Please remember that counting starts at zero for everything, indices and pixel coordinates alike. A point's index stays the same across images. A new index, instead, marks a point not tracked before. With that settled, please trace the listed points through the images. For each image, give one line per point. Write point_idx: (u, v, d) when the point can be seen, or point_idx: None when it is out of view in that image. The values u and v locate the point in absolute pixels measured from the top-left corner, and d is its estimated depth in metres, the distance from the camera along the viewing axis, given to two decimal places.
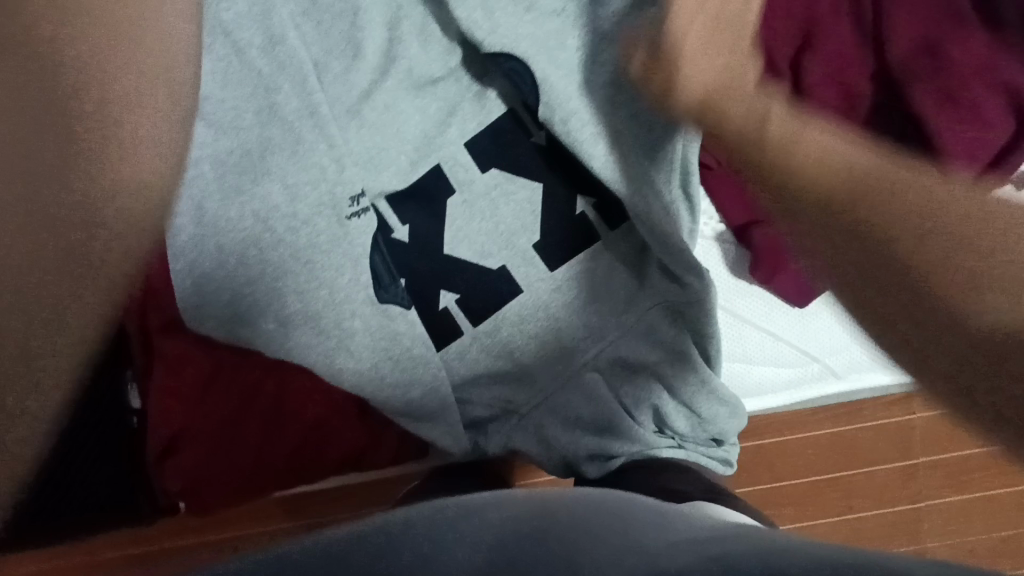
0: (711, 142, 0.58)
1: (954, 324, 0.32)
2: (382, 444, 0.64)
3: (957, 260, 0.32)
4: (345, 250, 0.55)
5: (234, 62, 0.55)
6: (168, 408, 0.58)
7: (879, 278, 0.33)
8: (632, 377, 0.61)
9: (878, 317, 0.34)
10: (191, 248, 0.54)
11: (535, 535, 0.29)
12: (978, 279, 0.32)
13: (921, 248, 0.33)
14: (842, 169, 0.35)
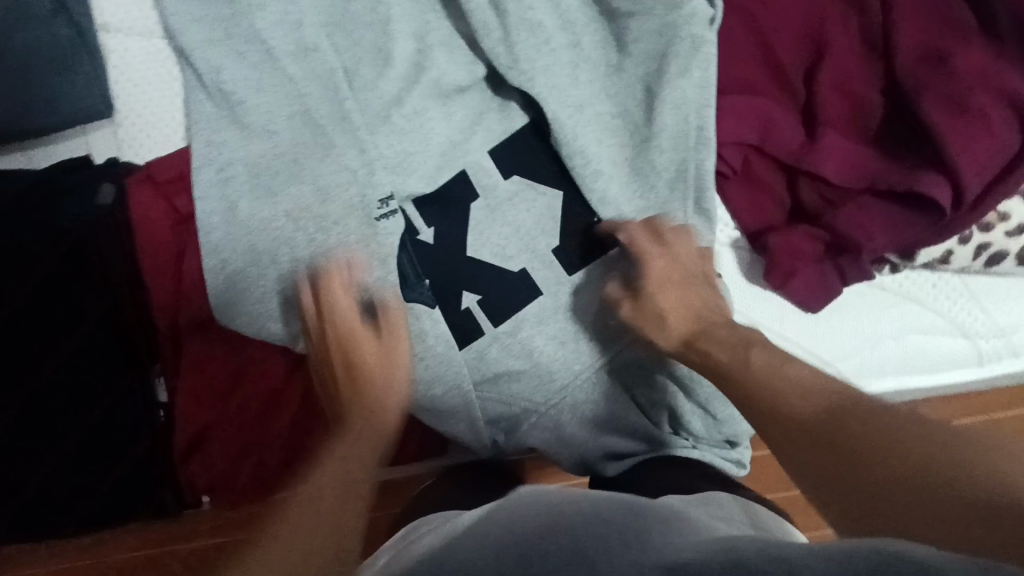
0: (728, 152, 0.60)
1: (847, 467, 0.37)
2: (406, 443, 0.69)
3: (870, 429, 0.38)
4: (373, 250, 0.57)
5: (268, 69, 0.58)
6: (196, 404, 0.62)
7: (820, 421, 0.40)
8: (646, 379, 0.64)
9: (796, 444, 0.41)
10: (225, 246, 0.57)
11: (545, 540, 0.35)
12: (878, 447, 0.37)
13: (844, 433, 0.39)
14: (813, 389, 0.42)
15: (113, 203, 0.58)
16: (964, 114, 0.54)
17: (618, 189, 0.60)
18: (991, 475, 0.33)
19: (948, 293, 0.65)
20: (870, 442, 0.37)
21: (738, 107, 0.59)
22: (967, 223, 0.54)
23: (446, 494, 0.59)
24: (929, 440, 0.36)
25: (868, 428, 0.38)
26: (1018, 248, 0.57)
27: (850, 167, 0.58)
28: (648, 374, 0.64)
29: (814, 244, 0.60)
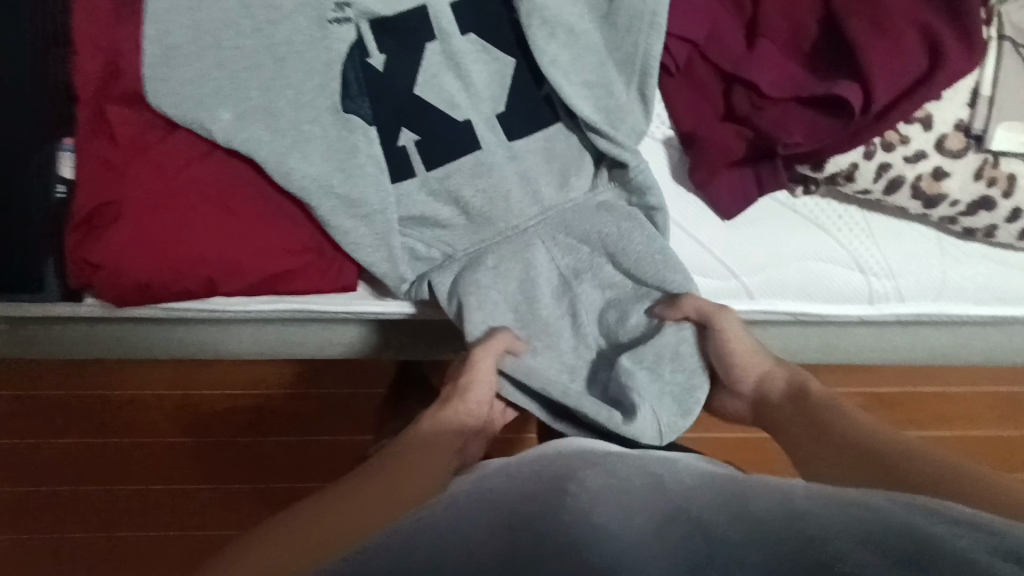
0: (674, 47, 0.64)
1: (893, 465, 0.45)
2: (327, 274, 0.63)
3: (919, 453, 0.45)
4: (322, 53, 0.58)
5: None
6: (103, 177, 0.57)
7: (872, 444, 0.48)
8: (574, 250, 0.65)
9: (843, 456, 0.49)
10: (168, 18, 0.57)
11: (538, 518, 0.37)
12: (918, 461, 0.45)
13: (885, 452, 0.47)
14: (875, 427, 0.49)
15: None
16: (886, 37, 0.59)
17: (562, 67, 0.62)
18: (970, 471, 0.43)
19: (849, 224, 0.69)
20: (886, 448, 0.47)
21: (690, 5, 0.63)
22: (871, 132, 0.60)
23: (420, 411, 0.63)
24: (910, 448, 0.46)
25: (871, 438, 0.48)
26: (914, 178, 0.63)
27: (781, 77, 0.62)
28: (578, 243, 0.65)
29: (738, 147, 0.64)
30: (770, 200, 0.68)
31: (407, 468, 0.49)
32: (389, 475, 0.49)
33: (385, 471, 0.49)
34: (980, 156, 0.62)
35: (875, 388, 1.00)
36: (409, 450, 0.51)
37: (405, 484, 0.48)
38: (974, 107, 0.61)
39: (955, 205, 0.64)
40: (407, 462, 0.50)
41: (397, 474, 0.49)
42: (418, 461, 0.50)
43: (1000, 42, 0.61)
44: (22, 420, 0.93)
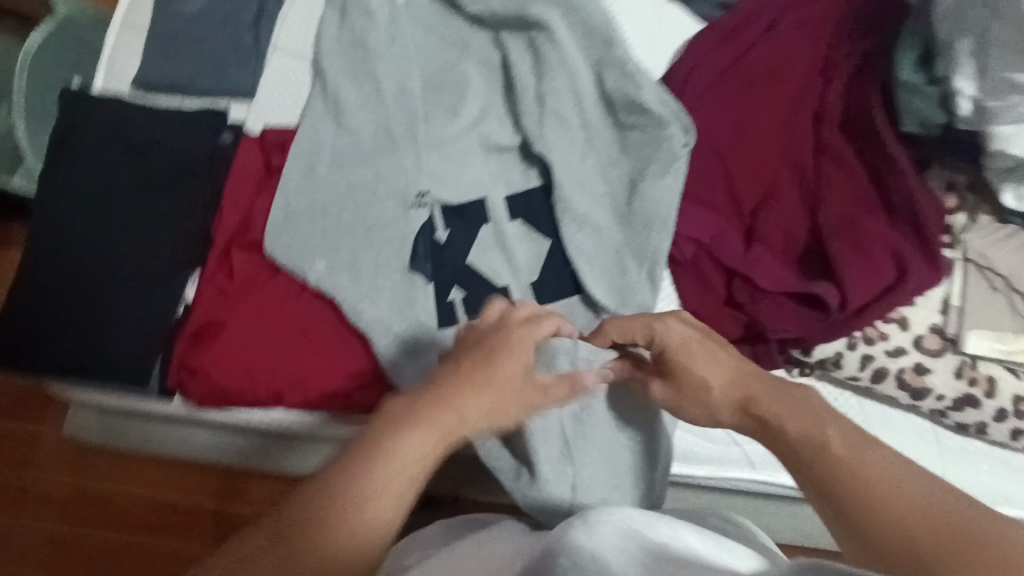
0: (682, 243, 0.78)
1: (824, 461, 0.47)
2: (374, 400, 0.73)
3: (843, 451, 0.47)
4: (401, 225, 0.75)
5: (371, 100, 0.81)
6: (218, 303, 0.73)
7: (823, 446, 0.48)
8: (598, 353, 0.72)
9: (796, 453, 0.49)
10: (295, 192, 0.76)
11: None
12: (853, 448, 0.47)
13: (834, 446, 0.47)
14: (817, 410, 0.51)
15: (230, 145, 0.79)
16: (860, 250, 0.72)
17: (583, 250, 0.77)
18: (894, 484, 0.44)
19: (844, 405, 0.75)
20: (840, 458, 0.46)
21: (696, 213, 0.78)
22: (851, 327, 0.70)
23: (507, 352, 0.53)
24: (851, 463, 0.46)
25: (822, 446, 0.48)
26: (897, 371, 0.70)
27: (773, 274, 0.74)
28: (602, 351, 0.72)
29: (734, 328, 0.75)
30: (770, 376, 0.76)
31: (445, 417, 0.49)
32: (426, 411, 0.49)
33: (421, 411, 0.49)
34: (958, 358, 0.70)
35: None
36: (462, 389, 0.51)
37: (440, 435, 0.49)
38: (947, 314, 0.70)
39: (941, 399, 0.70)
40: (451, 417, 0.50)
41: (440, 415, 0.49)
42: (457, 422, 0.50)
43: (964, 264, 0.72)
44: (76, 514, 1.01)
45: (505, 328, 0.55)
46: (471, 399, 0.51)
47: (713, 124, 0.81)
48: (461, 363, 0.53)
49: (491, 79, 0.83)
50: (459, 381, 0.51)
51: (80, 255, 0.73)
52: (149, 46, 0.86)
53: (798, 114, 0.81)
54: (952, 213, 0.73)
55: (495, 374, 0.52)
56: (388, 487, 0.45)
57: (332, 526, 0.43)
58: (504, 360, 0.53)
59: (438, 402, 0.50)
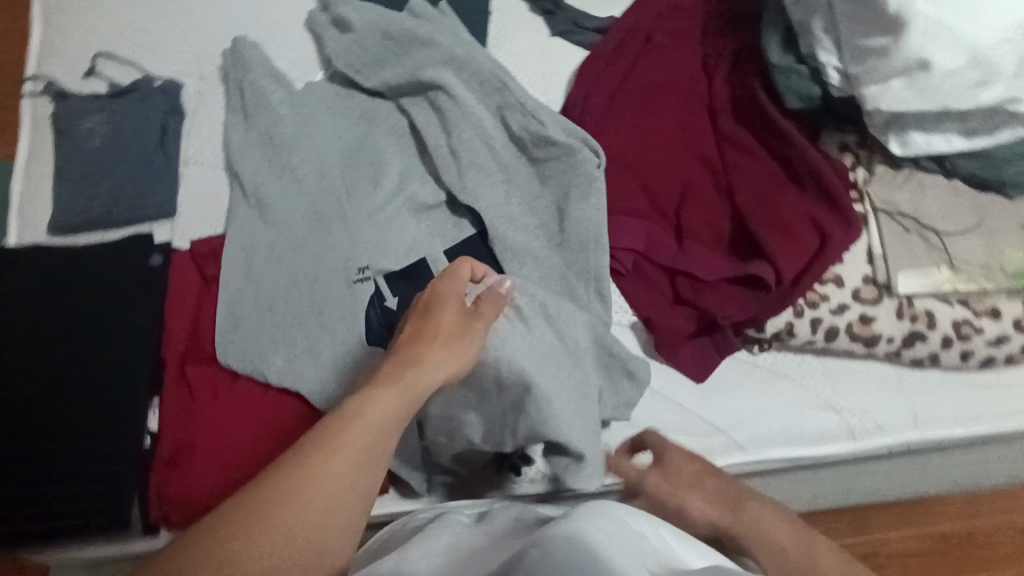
0: (620, 255, 0.81)
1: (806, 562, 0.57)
2: None
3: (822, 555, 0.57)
4: (349, 303, 0.75)
5: (294, 190, 0.82)
6: (182, 424, 0.71)
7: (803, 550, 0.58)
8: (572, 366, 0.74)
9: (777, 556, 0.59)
10: (238, 295, 0.76)
11: None
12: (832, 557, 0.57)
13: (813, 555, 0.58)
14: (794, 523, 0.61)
15: (161, 267, 0.78)
16: (781, 224, 0.76)
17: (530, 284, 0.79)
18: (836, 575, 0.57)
19: (808, 370, 0.78)
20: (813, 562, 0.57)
21: (626, 224, 0.81)
22: (792, 295, 0.74)
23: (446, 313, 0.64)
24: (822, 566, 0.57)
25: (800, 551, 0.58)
26: (845, 326, 0.74)
27: (709, 264, 0.78)
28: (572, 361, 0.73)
29: (688, 323, 0.78)
30: (734, 360, 0.79)
31: (403, 385, 0.58)
32: (387, 382, 0.58)
33: (381, 387, 0.57)
34: (895, 300, 0.74)
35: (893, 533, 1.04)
36: (416, 354, 0.60)
37: (403, 397, 0.57)
38: (874, 263, 0.75)
39: (892, 341, 0.74)
40: (411, 379, 0.58)
41: (397, 382, 0.58)
42: (415, 383, 0.58)
43: (875, 213, 0.77)
44: None
45: (438, 292, 0.65)
46: (426, 361, 0.60)
47: (620, 141, 0.86)
48: (409, 332, 0.63)
49: (405, 144, 0.86)
50: (410, 346, 0.61)
51: (22, 415, 0.69)
52: (60, 189, 0.86)
53: (694, 115, 0.87)
54: (852, 169, 0.79)
55: (437, 330, 0.62)
56: (354, 437, 0.53)
57: (307, 468, 0.50)
58: (442, 316, 0.63)
59: (396, 372, 0.59)
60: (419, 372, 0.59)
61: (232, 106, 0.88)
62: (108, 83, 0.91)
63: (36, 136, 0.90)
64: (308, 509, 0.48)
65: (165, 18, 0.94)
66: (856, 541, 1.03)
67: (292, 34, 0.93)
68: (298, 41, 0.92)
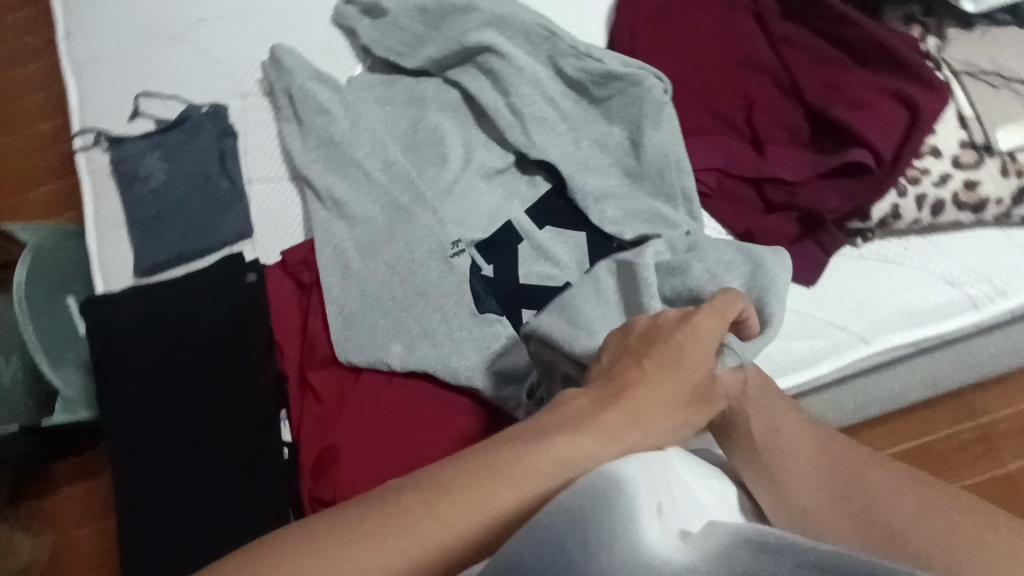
0: (702, 176, 0.79)
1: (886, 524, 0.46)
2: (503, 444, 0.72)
3: (914, 522, 0.46)
4: (452, 280, 0.75)
5: (364, 181, 0.81)
6: (321, 429, 0.72)
7: (867, 517, 0.47)
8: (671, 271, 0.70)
9: (857, 517, 0.48)
10: (342, 296, 0.77)
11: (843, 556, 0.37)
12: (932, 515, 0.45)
13: (897, 512, 0.46)
14: (864, 475, 0.49)
15: (257, 282, 0.79)
16: (865, 109, 0.74)
17: (613, 227, 0.77)
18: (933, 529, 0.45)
19: (917, 251, 0.77)
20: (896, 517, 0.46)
21: (700, 145, 0.80)
22: (895, 176, 0.72)
23: (704, 351, 0.52)
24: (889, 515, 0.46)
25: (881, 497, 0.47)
26: (952, 196, 0.73)
27: (797, 165, 0.76)
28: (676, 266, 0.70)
29: (790, 227, 0.76)
30: (839, 257, 0.78)
31: (623, 428, 0.47)
32: (614, 412, 0.47)
33: (607, 416, 0.47)
34: (997, 159, 0.73)
35: (1017, 405, 1.00)
36: (653, 377, 0.50)
37: (609, 439, 0.46)
38: (968, 127, 0.73)
39: (1001, 202, 0.73)
40: (637, 426, 0.48)
41: (621, 424, 0.47)
42: (635, 438, 0.47)
43: (957, 77, 0.75)
44: None
45: (715, 313, 0.53)
46: (660, 398, 0.49)
47: (674, 63, 0.84)
48: (656, 358, 0.51)
49: (461, 115, 0.85)
50: (652, 379, 0.50)
51: (176, 448, 0.74)
52: (133, 231, 0.86)
53: (743, 22, 0.84)
54: (923, 40, 0.77)
55: (676, 383, 0.50)
56: (541, 480, 0.42)
57: (437, 498, 0.40)
58: (694, 342, 0.52)
59: (632, 396, 0.49)
60: (645, 408, 0.48)
61: (282, 115, 0.87)
62: (154, 120, 0.91)
63: (96, 185, 0.90)
64: (459, 522, 0.40)
65: (192, 45, 0.93)
66: (962, 431, 1.00)
67: (321, 35, 0.92)
68: (329, 41, 0.92)
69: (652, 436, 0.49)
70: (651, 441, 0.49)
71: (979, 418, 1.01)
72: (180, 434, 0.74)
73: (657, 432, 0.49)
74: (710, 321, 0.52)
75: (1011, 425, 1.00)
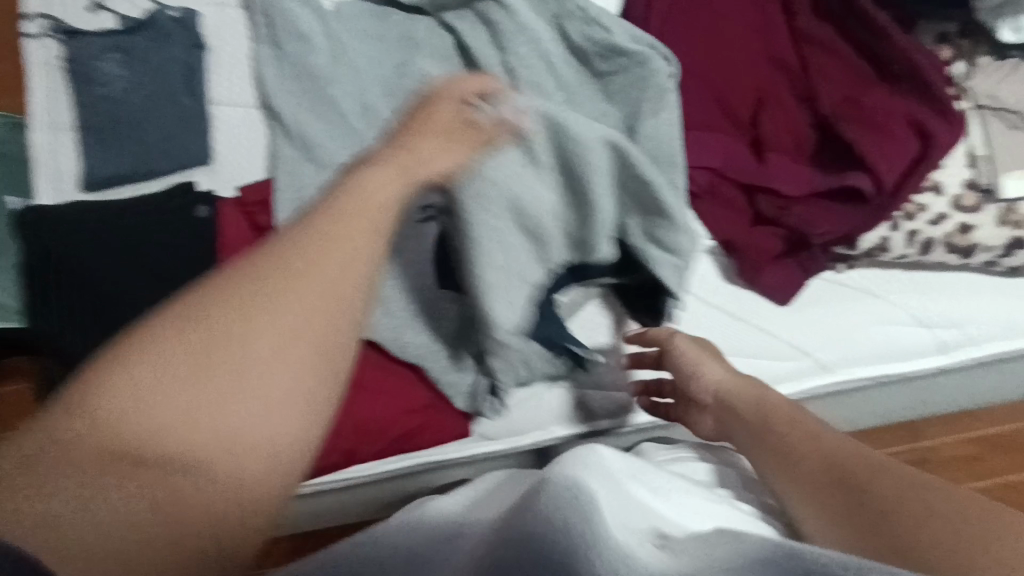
0: (695, 174, 0.74)
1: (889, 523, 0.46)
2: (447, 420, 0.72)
3: (920, 521, 0.44)
4: (416, 248, 0.71)
5: (337, 122, 0.75)
6: None
7: (866, 519, 0.47)
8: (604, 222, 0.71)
9: (859, 523, 0.47)
10: None
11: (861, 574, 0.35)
12: (939, 513, 0.44)
13: (900, 509, 0.46)
14: (873, 474, 0.49)
15: (209, 218, 0.74)
16: (875, 129, 0.70)
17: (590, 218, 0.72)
18: (944, 524, 0.43)
19: (897, 286, 0.75)
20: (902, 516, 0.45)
21: (698, 141, 0.75)
22: (892, 209, 0.69)
23: (449, 143, 0.59)
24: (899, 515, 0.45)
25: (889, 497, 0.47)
26: (944, 237, 0.70)
27: (795, 177, 0.72)
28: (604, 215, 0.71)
29: (776, 243, 0.73)
30: (819, 279, 0.75)
31: (402, 166, 0.53)
32: (405, 161, 0.54)
33: (388, 169, 0.52)
34: (999, 205, 0.69)
35: (962, 436, 1.02)
36: (417, 161, 0.56)
37: (397, 175, 0.51)
38: (976, 166, 0.70)
39: (992, 250, 0.70)
40: (419, 167, 0.55)
41: (408, 160, 0.54)
42: (411, 167, 0.54)
43: (977, 111, 0.71)
44: None
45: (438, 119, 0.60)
46: (428, 167, 0.56)
47: (686, 45, 0.78)
48: (408, 132, 0.59)
49: (452, 65, 0.78)
50: (417, 149, 0.57)
51: None
52: (81, 139, 0.79)
53: (768, 9, 0.78)
54: (950, 63, 0.72)
55: (439, 137, 0.59)
56: (335, 222, 0.42)
57: (242, 302, 0.38)
58: (438, 109, 0.61)
59: (402, 171, 0.53)
60: (418, 169, 0.54)
61: (257, 34, 0.79)
62: (116, 17, 0.83)
63: (44, 80, 0.81)
64: (281, 296, 0.38)
65: None
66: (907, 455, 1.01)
67: None
68: None
69: (432, 162, 0.56)
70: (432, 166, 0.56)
71: (925, 445, 1.02)
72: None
73: (436, 159, 0.57)
74: (439, 113, 0.61)
75: (952, 455, 1.02)
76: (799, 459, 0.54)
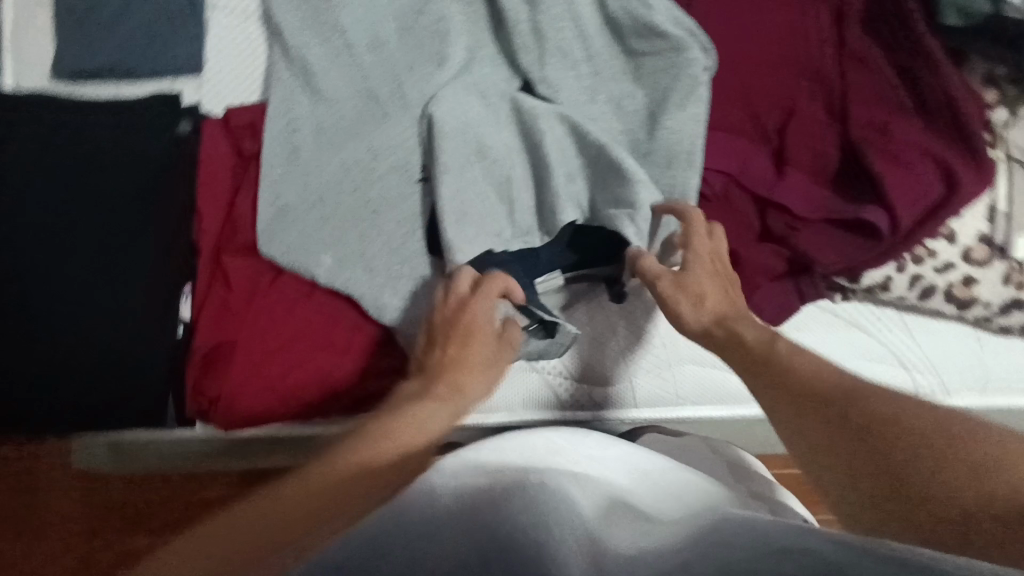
0: (709, 177, 0.71)
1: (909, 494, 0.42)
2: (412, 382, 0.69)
3: (938, 487, 0.41)
4: (408, 208, 0.67)
5: (344, 55, 0.70)
6: (222, 322, 0.66)
7: (882, 484, 0.43)
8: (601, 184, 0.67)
9: (877, 487, 0.43)
10: (282, 183, 0.68)
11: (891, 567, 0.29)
12: (956, 476, 0.41)
13: (914, 471, 0.42)
14: (886, 413, 0.45)
15: (191, 136, 0.69)
16: (900, 164, 0.67)
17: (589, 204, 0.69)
18: (963, 490, 0.40)
19: (888, 325, 0.73)
20: (914, 480, 0.42)
21: (718, 143, 0.71)
22: (901, 250, 0.67)
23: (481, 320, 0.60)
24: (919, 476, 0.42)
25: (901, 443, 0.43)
26: (946, 286, 0.69)
27: (809, 199, 0.69)
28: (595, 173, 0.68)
29: (778, 263, 0.71)
30: (813, 306, 0.74)
31: (443, 375, 0.56)
32: (441, 365, 0.57)
33: (430, 384, 0.56)
34: (1007, 263, 0.68)
35: None
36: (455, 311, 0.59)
37: (434, 375, 0.55)
38: (994, 221, 0.68)
39: (990, 306, 0.69)
40: (455, 345, 0.58)
41: (446, 362, 0.57)
42: (454, 362, 0.57)
43: (1008, 162, 0.68)
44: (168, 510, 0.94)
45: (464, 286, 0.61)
46: (459, 348, 0.58)
47: (724, 38, 0.73)
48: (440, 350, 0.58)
49: (475, 13, 0.72)
50: (448, 345, 0.58)
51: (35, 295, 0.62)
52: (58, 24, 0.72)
53: (817, 14, 0.73)
54: (992, 108, 0.69)
55: (475, 337, 0.59)
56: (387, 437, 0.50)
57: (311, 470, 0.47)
58: (464, 300, 0.61)
59: (444, 346, 0.58)
60: (459, 334, 0.58)
61: None
62: None
63: None
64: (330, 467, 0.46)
65: None
66: None
67: None
68: None
69: (469, 356, 0.57)
70: (466, 372, 0.57)
71: None
72: (40, 276, 0.63)
73: (468, 362, 0.57)
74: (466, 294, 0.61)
75: None
76: (801, 397, 0.49)
